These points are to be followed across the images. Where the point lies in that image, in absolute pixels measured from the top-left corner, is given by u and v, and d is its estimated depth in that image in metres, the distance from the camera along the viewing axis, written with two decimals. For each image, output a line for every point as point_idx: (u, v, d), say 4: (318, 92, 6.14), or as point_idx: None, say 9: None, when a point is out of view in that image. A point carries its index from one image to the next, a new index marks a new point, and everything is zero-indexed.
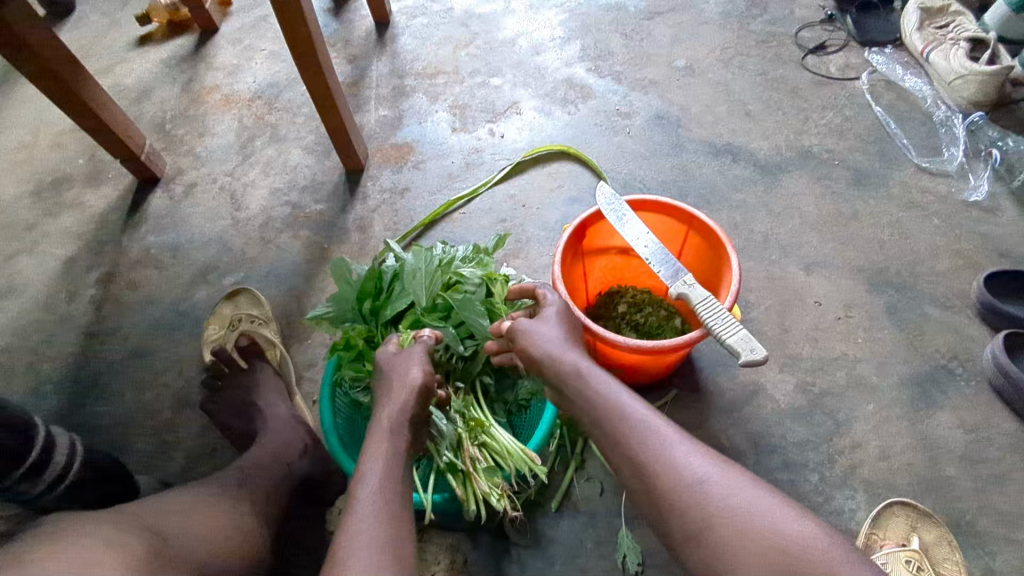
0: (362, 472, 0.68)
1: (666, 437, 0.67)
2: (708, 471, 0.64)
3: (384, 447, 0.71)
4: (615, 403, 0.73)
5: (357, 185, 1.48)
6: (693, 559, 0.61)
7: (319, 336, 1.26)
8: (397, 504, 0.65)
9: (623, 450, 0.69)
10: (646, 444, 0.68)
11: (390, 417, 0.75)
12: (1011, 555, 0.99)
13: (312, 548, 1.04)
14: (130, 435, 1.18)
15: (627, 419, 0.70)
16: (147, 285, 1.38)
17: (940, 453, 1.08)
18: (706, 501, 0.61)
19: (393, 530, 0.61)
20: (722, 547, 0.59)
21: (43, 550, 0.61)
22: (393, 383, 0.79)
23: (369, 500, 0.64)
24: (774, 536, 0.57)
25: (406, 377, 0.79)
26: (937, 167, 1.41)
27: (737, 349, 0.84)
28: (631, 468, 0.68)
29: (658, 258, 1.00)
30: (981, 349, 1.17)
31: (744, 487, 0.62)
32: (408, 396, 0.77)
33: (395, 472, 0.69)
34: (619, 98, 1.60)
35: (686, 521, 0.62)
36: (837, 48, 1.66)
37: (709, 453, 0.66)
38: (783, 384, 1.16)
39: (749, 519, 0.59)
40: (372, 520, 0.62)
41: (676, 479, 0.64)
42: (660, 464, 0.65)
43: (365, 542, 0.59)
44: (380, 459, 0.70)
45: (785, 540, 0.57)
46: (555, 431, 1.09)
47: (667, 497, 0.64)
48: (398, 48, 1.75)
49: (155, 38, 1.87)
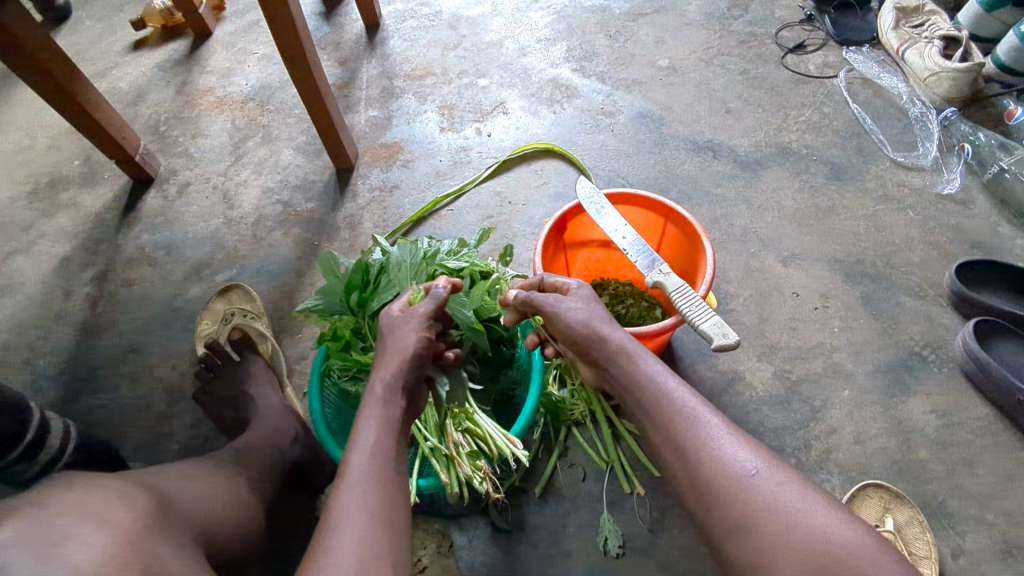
0: (356, 439, 0.69)
1: (714, 429, 0.66)
2: (756, 466, 0.63)
3: (381, 412, 0.72)
4: (660, 387, 0.71)
5: (347, 183, 1.51)
6: (731, 551, 0.61)
7: (309, 330, 1.29)
8: (390, 470, 0.67)
9: (666, 435, 0.68)
10: (692, 432, 0.67)
11: (384, 383, 0.74)
12: (981, 535, 1.02)
13: (301, 533, 1.06)
14: (124, 427, 1.20)
15: (674, 404, 0.69)
16: (141, 282, 1.41)
17: (913, 437, 1.11)
18: (753, 497, 0.61)
19: (383, 500, 0.63)
20: (765, 543, 0.58)
21: (59, 495, 0.65)
22: (392, 348, 0.78)
23: (363, 467, 0.65)
24: (822, 538, 0.57)
25: (403, 345, 0.78)
26: (911, 161, 1.45)
27: (710, 335, 0.84)
28: (673, 453, 0.67)
29: (635, 249, 1.03)
30: (953, 337, 1.21)
31: (792, 489, 0.61)
32: (402, 365, 0.76)
33: (389, 439, 0.70)
34: (603, 97, 1.63)
35: (729, 514, 0.61)
36: (816, 47, 1.70)
37: (758, 449, 0.65)
38: (760, 372, 1.18)
39: (796, 520, 0.58)
40: (365, 490, 0.63)
41: (722, 471, 0.63)
42: (706, 453, 0.65)
43: (358, 508, 0.62)
44: (376, 425, 0.70)
45: (831, 544, 0.56)
46: (538, 419, 1.11)
47: (711, 487, 0.63)
48: (388, 50, 1.79)
49: (149, 42, 1.91)
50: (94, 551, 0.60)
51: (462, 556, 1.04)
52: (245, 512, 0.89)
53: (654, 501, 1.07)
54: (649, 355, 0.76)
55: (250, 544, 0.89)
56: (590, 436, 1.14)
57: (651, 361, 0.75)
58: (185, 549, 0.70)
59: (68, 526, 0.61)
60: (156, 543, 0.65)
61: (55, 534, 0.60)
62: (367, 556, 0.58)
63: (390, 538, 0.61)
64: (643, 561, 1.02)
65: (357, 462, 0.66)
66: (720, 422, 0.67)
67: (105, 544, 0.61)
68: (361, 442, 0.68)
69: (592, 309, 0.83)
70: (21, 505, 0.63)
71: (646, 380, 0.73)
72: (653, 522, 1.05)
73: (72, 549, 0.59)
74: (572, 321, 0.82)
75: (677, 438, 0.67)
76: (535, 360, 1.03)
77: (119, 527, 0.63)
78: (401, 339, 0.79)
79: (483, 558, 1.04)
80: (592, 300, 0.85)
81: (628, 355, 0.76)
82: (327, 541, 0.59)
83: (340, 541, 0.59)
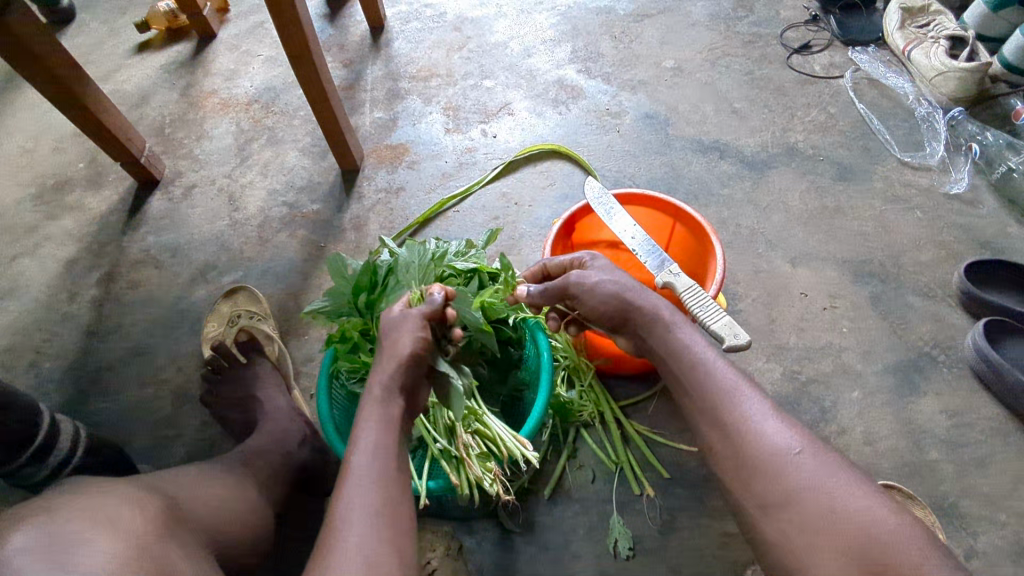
0: (356, 437, 0.68)
1: (754, 407, 0.69)
2: (798, 444, 0.65)
3: (379, 408, 0.70)
4: (701, 361, 0.74)
5: (353, 184, 1.51)
6: (771, 528, 0.63)
7: (316, 332, 1.29)
8: (391, 467, 0.66)
9: (706, 408, 0.71)
10: (733, 407, 0.70)
11: (382, 379, 0.72)
12: (995, 536, 1.01)
13: (308, 536, 1.05)
14: (131, 430, 1.20)
15: (715, 378, 0.72)
16: (147, 284, 1.41)
17: (923, 437, 1.10)
18: (795, 477, 0.63)
19: (384, 498, 0.63)
20: (806, 521, 0.61)
21: (71, 501, 0.64)
22: (387, 343, 0.75)
23: (363, 467, 0.65)
24: (864, 521, 0.58)
25: (399, 342, 0.75)
26: (919, 161, 1.45)
27: (722, 335, 0.83)
28: (711, 426, 0.70)
29: (645, 249, 1.01)
30: (963, 337, 1.20)
31: (833, 471, 0.63)
32: (399, 363, 0.73)
33: (389, 435, 0.69)
34: (609, 98, 1.63)
35: (767, 491, 0.64)
36: (822, 48, 1.69)
37: (800, 429, 0.67)
38: (770, 372, 1.18)
39: (837, 500, 0.60)
40: (366, 490, 0.63)
41: (762, 447, 0.66)
42: (747, 428, 0.68)
43: (361, 506, 0.62)
44: (376, 424, 0.69)
45: (873, 526, 0.57)
46: (547, 420, 1.11)
47: (751, 462, 0.66)
48: (393, 52, 1.79)
49: (153, 45, 1.91)
50: (106, 557, 0.59)
51: (471, 558, 1.03)
52: (254, 515, 0.88)
53: (664, 502, 1.07)
54: (689, 328, 0.78)
55: (262, 547, 0.88)
56: (599, 438, 1.13)
57: (691, 333, 0.77)
58: (196, 551, 0.69)
59: (81, 532, 0.60)
60: (167, 548, 0.65)
61: (68, 539, 0.60)
62: (372, 557, 0.58)
63: (395, 539, 0.61)
64: (653, 564, 1.01)
65: (359, 462, 0.65)
66: (761, 400, 0.70)
67: (116, 550, 0.60)
68: (361, 440, 0.67)
69: (629, 281, 0.84)
70: (31, 512, 0.62)
71: (686, 353, 0.76)
72: (663, 524, 1.04)
73: (84, 554, 0.59)
74: (606, 288, 0.83)
75: (717, 412, 0.70)
76: (546, 359, 0.99)
77: (129, 532, 0.63)
78: (394, 334, 0.76)
79: (493, 561, 1.03)
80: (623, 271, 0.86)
81: (669, 328, 0.79)
82: (333, 542, 0.59)
83: (344, 543, 0.59)
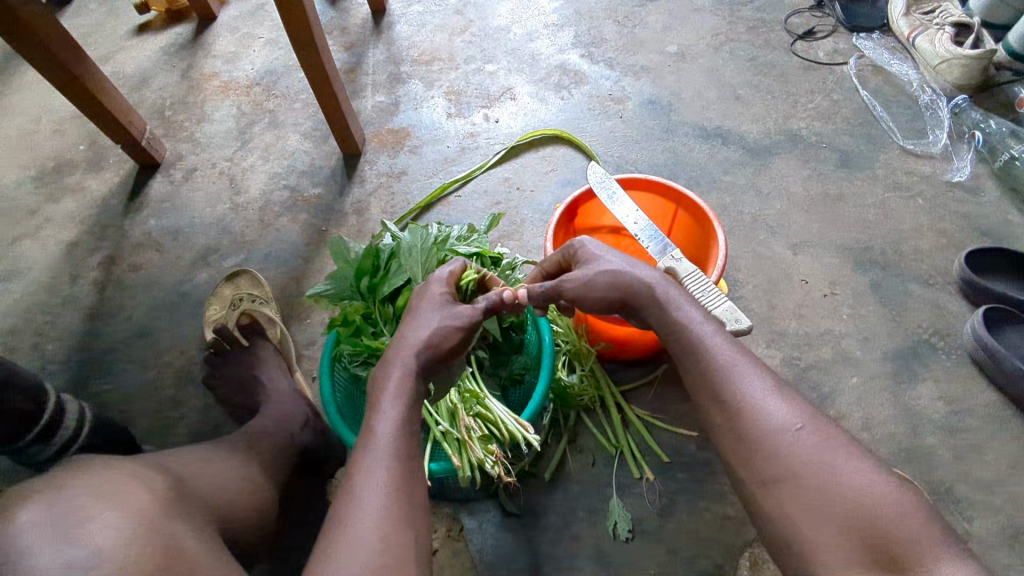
0: (381, 406, 0.69)
1: (756, 386, 0.69)
2: (800, 422, 0.66)
3: (407, 385, 0.71)
4: (699, 338, 0.75)
5: (355, 168, 1.51)
6: (768, 503, 0.64)
7: (317, 316, 1.29)
8: (414, 446, 0.67)
9: (707, 386, 0.72)
10: (733, 385, 0.70)
11: (412, 356, 0.73)
12: (988, 521, 1.02)
13: (311, 516, 1.06)
14: (134, 412, 1.21)
15: (714, 355, 0.73)
16: (148, 267, 1.41)
17: (921, 423, 1.11)
18: (796, 454, 0.64)
19: (405, 473, 0.64)
20: (806, 496, 0.62)
21: (79, 476, 0.65)
22: (409, 327, 0.76)
23: (386, 440, 0.66)
24: (864, 500, 0.59)
25: (426, 327, 0.76)
26: (922, 149, 1.45)
27: (723, 320, 0.84)
28: (713, 404, 0.71)
29: (647, 234, 1.00)
30: (962, 324, 1.21)
31: (836, 449, 0.63)
32: (431, 350, 0.74)
33: (413, 413, 0.70)
34: (612, 83, 1.62)
35: (768, 467, 0.65)
36: (826, 34, 1.69)
37: (800, 404, 0.68)
38: (770, 358, 1.19)
39: (838, 476, 0.61)
40: (386, 464, 0.64)
41: (763, 425, 0.66)
42: (748, 405, 0.68)
43: (381, 480, 0.62)
44: (402, 397, 0.70)
45: (874, 504, 0.59)
46: (548, 405, 1.11)
47: (750, 439, 0.67)
48: (394, 35, 1.78)
49: (153, 27, 1.90)
50: (115, 532, 0.60)
51: (473, 540, 1.05)
52: (258, 496, 0.89)
53: (663, 486, 1.08)
54: (687, 304, 0.79)
55: (266, 525, 0.89)
56: (599, 422, 1.15)
57: (688, 310, 0.78)
58: (203, 528, 0.70)
59: (90, 506, 0.61)
60: (174, 523, 0.65)
61: (77, 515, 0.60)
62: (389, 530, 0.59)
63: (410, 514, 0.62)
64: (652, 547, 1.02)
65: (380, 435, 0.66)
66: (761, 378, 0.70)
67: (125, 526, 0.61)
68: (385, 412, 0.68)
69: (619, 261, 0.84)
70: (39, 486, 0.63)
71: (685, 331, 0.76)
72: (663, 506, 1.05)
73: (95, 530, 0.59)
74: (602, 276, 0.83)
75: (718, 389, 0.71)
76: (545, 345, 1.01)
77: (136, 509, 0.63)
78: (433, 317, 0.77)
79: (493, 543, 1.04)
80: (611, 252, 0.85)
81: (664, 305, 0.79)
82: (349, 513, 0.60)
83: (361, 513, 0.60)
